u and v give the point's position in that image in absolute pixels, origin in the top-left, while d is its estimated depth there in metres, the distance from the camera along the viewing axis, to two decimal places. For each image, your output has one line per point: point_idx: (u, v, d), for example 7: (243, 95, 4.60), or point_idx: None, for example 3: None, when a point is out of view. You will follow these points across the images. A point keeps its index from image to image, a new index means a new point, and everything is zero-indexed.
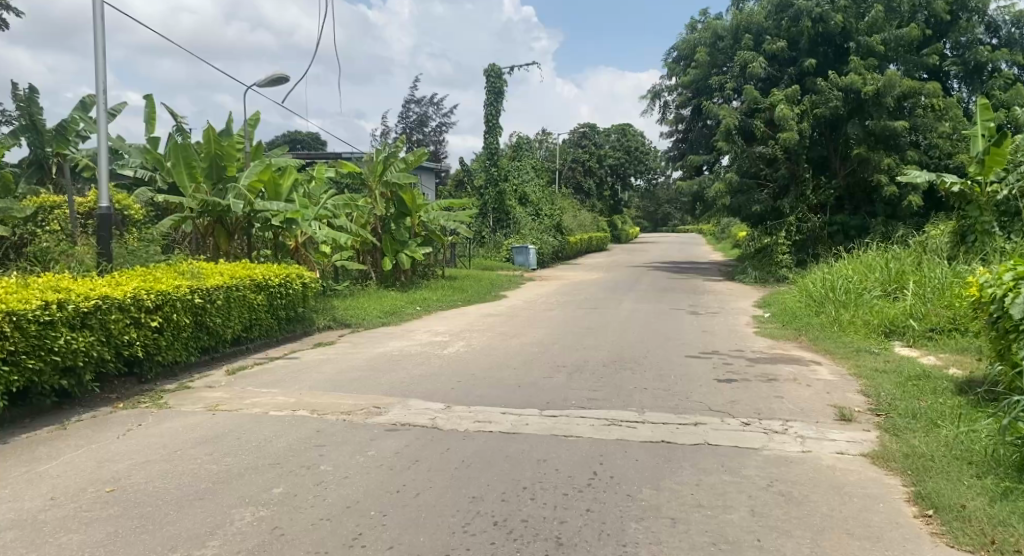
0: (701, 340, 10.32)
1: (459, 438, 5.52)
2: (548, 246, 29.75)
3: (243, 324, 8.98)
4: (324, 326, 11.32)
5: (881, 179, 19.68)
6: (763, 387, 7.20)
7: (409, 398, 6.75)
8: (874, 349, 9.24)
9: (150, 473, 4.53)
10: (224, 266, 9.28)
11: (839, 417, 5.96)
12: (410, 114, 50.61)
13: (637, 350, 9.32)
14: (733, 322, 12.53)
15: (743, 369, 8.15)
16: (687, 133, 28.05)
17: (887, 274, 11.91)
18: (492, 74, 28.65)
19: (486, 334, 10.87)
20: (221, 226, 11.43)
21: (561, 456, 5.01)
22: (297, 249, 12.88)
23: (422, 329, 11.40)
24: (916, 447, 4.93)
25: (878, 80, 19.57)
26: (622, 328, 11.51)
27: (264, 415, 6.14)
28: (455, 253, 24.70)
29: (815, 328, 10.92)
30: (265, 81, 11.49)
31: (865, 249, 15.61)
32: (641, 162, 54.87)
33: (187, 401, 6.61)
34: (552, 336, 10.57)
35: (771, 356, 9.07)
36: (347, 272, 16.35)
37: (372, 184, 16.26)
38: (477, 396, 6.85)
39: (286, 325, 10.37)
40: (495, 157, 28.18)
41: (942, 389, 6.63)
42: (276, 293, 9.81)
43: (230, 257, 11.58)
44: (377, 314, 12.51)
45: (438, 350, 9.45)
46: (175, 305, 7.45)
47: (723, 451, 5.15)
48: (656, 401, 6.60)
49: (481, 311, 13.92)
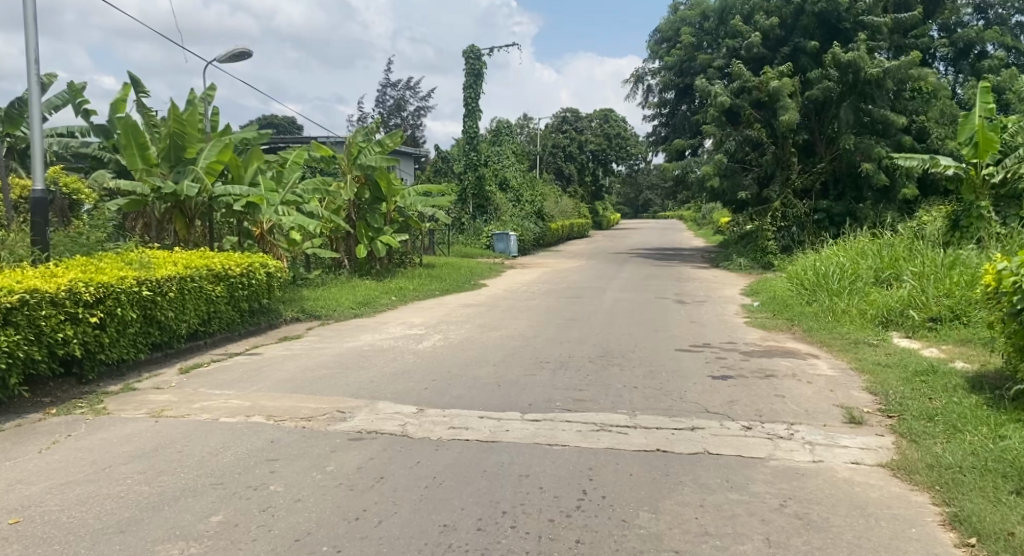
0: (690, 331, 9.81)
1: (430, 449, 4.93)
2: (529, 233, 29.17)
3: (199, 318, 8.26)
4: (292, 318, 10.64)
5: (869, 168, 19.24)
6: (761, 384, 6.71)
7: (377, 401, 6.13)
8: (873, 340, 8.79)
9: (66, 500, 3.87)
10: (180, 255, 8.55)
11: (847, 420, 5.45)
12: (387, 98, 49.57)
13: (624, 343, 8.77)
14: (721, 311, 12.07)
15: (737, 364, 7.64)
16: (671, 117, 27.48)
17: (880, 261, 11.50)
18: (471, 55, 27.85)
19: (464, 326, 10.28)
20: (178, 212, 10.60)
21: (545, 471, 4.44)
22: (262, 238, 12.07)
23: (397, 321, 10.77)
24: (941, 457, 4.43)
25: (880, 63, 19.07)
26: (607, 319, 10.97)
27: (213, 422, 5.50)
28: (434, 240, 24.04)
29: (808, 318, 10.46)
30: (225, 56, 10.66)
31: (854, 236, 15.23)
32: (624, 149, 53.04)
33: (129, 405, 5.93)
34: (534, 329, 9.97)
35: (764, 348, 8.58)
36: (318, 260, 15.69)
37: (345, 168, 15.46)
38: (452, 398, 6.25)
39: (249, 318, 9.68)
40: (475, 142, 27.49)
41: (953, 386, 6.16)
42: (237, 284, 9.11)
43: (190, 246, 10.78)
44: (350, 304, 11.86)
45: (412, 344, 8.84)
46: (120, 299, 6.72)
47: (726, 462, 4.60)
48: (647, 401, 6.06)
49: (461, 301, 13.34)
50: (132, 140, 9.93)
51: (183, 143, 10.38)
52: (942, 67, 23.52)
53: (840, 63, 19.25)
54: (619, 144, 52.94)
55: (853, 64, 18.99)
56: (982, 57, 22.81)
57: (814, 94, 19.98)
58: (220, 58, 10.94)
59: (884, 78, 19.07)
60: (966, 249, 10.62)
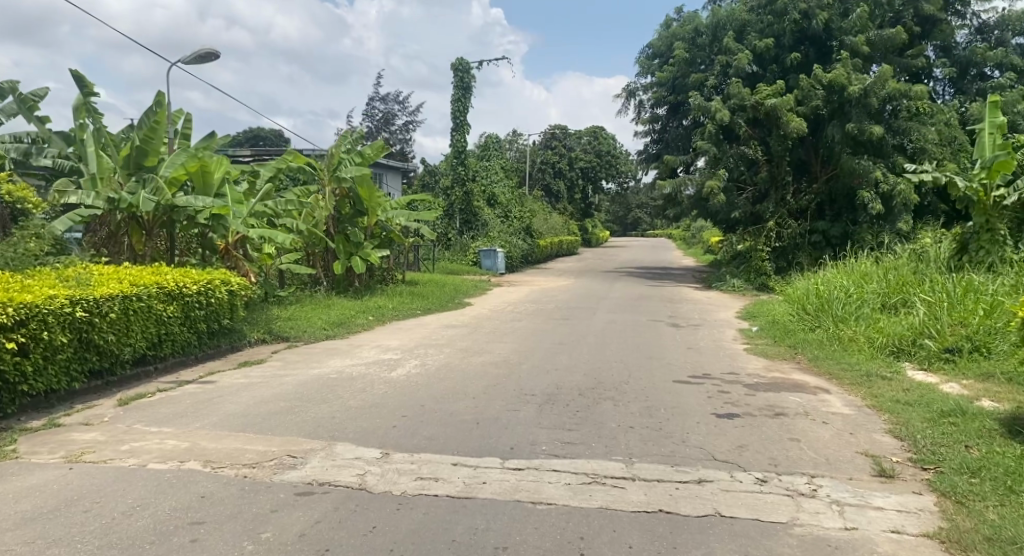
0: (688, 359, 9.09)
1: (390, 508, 4.15)
2: (518, 250, 28.49)
3: (148, 340, 7.47)
4: (256, 339, 9.88)
5: (864, 195, 18.76)
6: (772, 424, 5.97)
7: (336, 443, 5.35)
8: (886, 373, 8.09)
9: None
10: (130, 271, 7.77)
11: (877, 472, 4.71)
12: (375, 112, 49.00)
13: (617, 372, 8.04)
14: (718, 336, 11.39)
15: (743, 399, 6.91)
16: (663, 134, 27.06)
17: (886, 286, 10.86)
18: (459, 68, 27.31)
19: (444, 351, 9.50)
20: (134, 222, 9.76)
21: (527, 541, 3.67)
22: (227, 252, 11.15)
23: (372, 344, 9.99)
24: (1001, 526, 3.69)
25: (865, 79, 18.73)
26: (598, 343, 10.25)
27: (140, 469, 4.69)
28: (419, 256, 23.32)
29: (812, 346, 9.80)
30: (190, 57, 9.91)
31: (854, 258, 14.62)
32: (614, 166, 52.75)
33: (45, 446, 5.07)
34: (519, 354, 9.22)
35: (770, 381, 7.87)
36: (294, 276, 14.91)
37: (325, 179, 14.74)
38: (423, 440, 5.47)
39: (208, 339, 8.92)
40: (462, 156, 26.89)
41: (990, 431, 5.43)
42: (194, 303, 8.34)
43: (147, 260, 9.94)
44: (321, 325, 11.06)
45: (385, 372, 8.06)
46: (48, 321, 5.89)
47: (744, 530, 3.84)
48: (646, 446, 5.31)
49: (443, 322, 12.60)
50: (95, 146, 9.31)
51: (146, 150, 9.73)
52: (940, 87, 23.29)
53: (824, 83, 19.19)
54: (609, 162, 52.68)
55: (835, 83, 18.86)
56: (982, 78, 22.54)
57: (805, 112, 19.76)
58: (186, 60, 10.20)
59: (866, 96, 18.65)
60: (978, 274, 10.04)
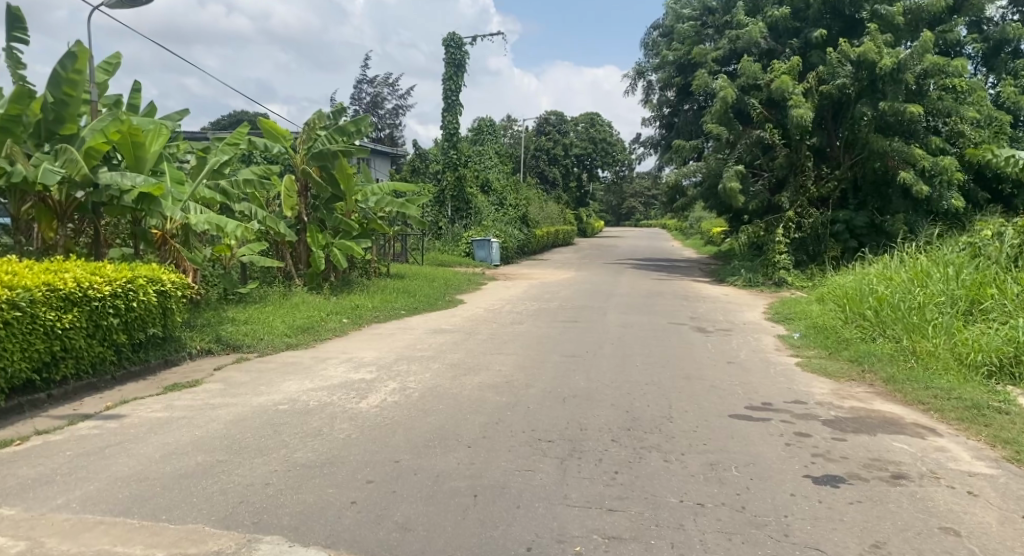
0: (736, 381, 7.25)
1: None
2: (513, 240, 26.56)
3: (34, 364, 5.59)
4: (198, 350, 8.02)
5: (907, 176, 16.79)
6: (900, 498, 4.12)
7: (259, 542, 3.48)
8: (997, 405, 6.26)
9: None
10: (13, 267, 5.87)
11: None
12: (363, 96, 46.92)
13: (654, 402, 6.22)
14: (757, 345, 9.57)
15: (835, 449, 5.08)
16: (673, 119, 25.32)
17: (961, 286, 9.06)
18: (451, 43, 25.31)
19: (431, 367, 7.65)
20: (43, 205, 7.78)
21: None
22: (164, 243, 9.13)
23: (342, 357, 8.11)
24: None
25: (897, 53, 17.09)
26: (618, 357, 8.41)
27: None
28: (405, 246, 21.43)
29: (884, 363, 8.01)
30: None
31: (901, 251, 12.78)
32: (609, 154, 49.54)
33: None
34: (525, 373, 7.36)
35: (854, 416, 6.05)
36: (262, 270, 13.03)
37: (298, 162, 12.77)
38: (394, 532, 3.61)
39: (131, 354, 7.07)
40: (455, 139, 25.19)
41: None
42: (108, 309, 6.43)
43: (61, 252, 8.01)
44: (282, 331, 9.12)
45: (352, 401, 6.15)
46: None
47: None
48: (738, 548, 3.45)
49: (431, 325, 10.76)
50: (11, 106, 7.27)
51: (61, 112, 7.77)
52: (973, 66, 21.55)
53: (853, 58, 17.69)
54: (605, 149, 49.76)
55: (865, 58, 17.16)
56: (1016, 55, 20.92)
57: (829, 90, 18.15)
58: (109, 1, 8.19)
59: (900, 71, 16.96)
60: None
